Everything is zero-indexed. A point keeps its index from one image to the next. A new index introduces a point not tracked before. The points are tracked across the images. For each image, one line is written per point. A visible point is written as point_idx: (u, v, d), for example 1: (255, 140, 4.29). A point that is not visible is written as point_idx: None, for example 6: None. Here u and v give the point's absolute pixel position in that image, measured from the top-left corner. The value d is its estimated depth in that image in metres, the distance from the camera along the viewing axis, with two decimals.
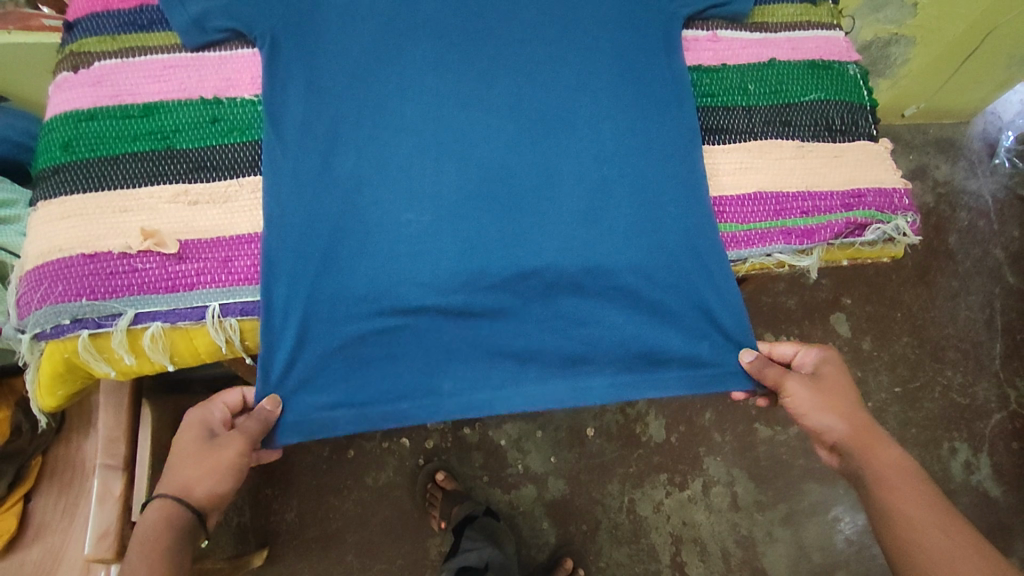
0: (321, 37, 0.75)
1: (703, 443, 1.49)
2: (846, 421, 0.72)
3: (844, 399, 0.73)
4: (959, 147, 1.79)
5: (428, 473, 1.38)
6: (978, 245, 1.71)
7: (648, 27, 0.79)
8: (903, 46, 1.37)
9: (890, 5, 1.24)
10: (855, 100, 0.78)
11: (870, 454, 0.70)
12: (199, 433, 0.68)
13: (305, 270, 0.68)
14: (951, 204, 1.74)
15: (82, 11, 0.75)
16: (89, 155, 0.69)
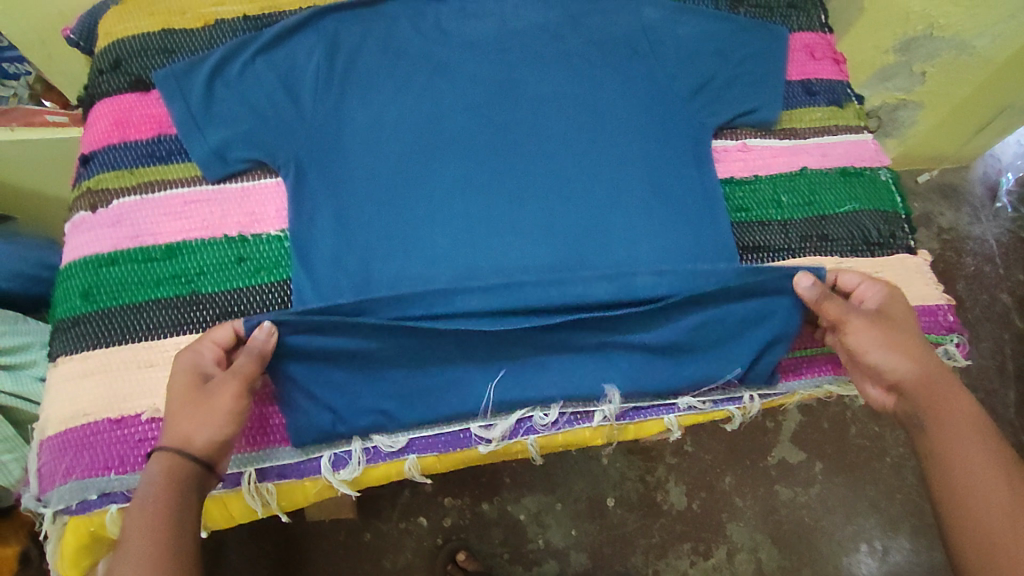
0: (347, 164, 0.73)
1: (726, 511, 1.36)
2: (898, 350, 0.64)
3: (915, 345, 0.65)
4: (961, 193, 1.75)
5: (448, 554, 1.25)
6: (987, 291, 1.66)
7: (675, 137, 0.78)
8: (911, 110, 1.38)
9: (897, 74, 1.25)
10: (890, 209, 0.77)
11: (931, 397, 0.63)
12: (190, 380, 0.58)
13: (334, 397, 0.62)
14: (958, 250, 1.70)
15: (98, 143, 0.73)
16: (110, 303, 0.66)
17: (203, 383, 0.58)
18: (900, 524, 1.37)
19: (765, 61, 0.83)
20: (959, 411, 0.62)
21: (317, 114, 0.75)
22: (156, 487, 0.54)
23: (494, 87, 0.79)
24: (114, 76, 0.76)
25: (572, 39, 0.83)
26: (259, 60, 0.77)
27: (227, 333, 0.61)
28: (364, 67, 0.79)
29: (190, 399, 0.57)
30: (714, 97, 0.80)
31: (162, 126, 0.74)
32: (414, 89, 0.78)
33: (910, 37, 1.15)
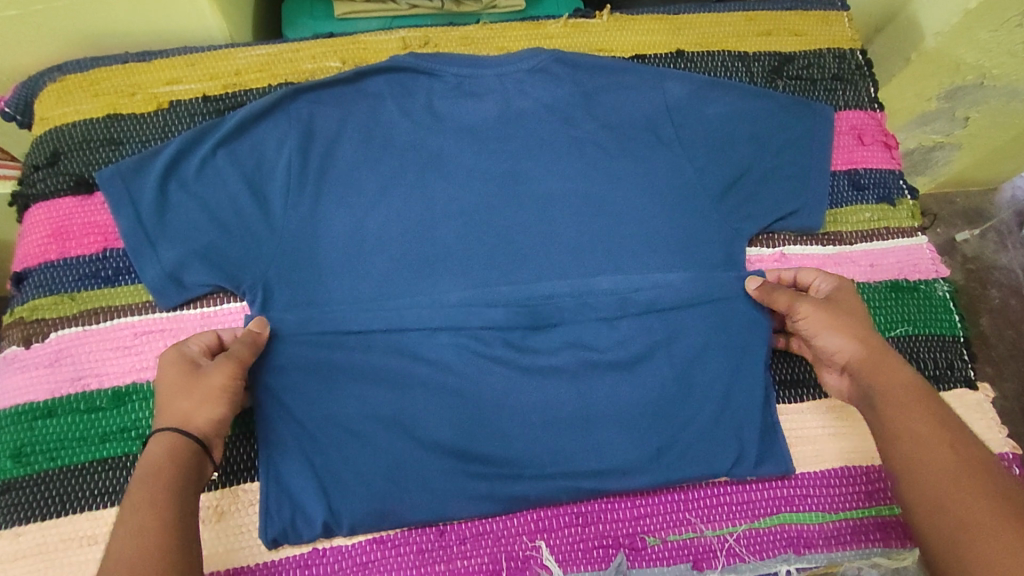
0: (324, 287, 0.63)
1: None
2: (840, 326, 0.59)
3: (864, 323, 0.60)
4: (997, 220, 1.23)
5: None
6: (1009, 323, 1.16)
7: (703, 244, 0.67)
8: (947, 151, 1.07)
9: (937, 118, 0.99)
10: (947, 333, 0.68)
11: (869, 367, 0.57)
12: (179, 370, 0.56)
13: (303, 489, 0.58)
14: (982, 281, 1.19)
15: (34, 259, 0.63)
16: (47, 465, 0.57)
17: (194, 368, 0.56)
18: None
19: (809, 147, 0.72)
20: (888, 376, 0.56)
21: (289, 225, 0.64)
22: (160, 465, 0.51)
23: (497, 184, 0.68)
24: (51, 174, 0.66)
25: (585, 123, 0.72)
26: (220, 153, 0.66)
27: (215, 335, 0.59)
28: (345, 163, 0.68)
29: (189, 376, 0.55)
30: (748, 195, 0.69)
31: (108, 237, 0.64)
32: (404, 189, 0.67)
33: (957, 85, 0.91)
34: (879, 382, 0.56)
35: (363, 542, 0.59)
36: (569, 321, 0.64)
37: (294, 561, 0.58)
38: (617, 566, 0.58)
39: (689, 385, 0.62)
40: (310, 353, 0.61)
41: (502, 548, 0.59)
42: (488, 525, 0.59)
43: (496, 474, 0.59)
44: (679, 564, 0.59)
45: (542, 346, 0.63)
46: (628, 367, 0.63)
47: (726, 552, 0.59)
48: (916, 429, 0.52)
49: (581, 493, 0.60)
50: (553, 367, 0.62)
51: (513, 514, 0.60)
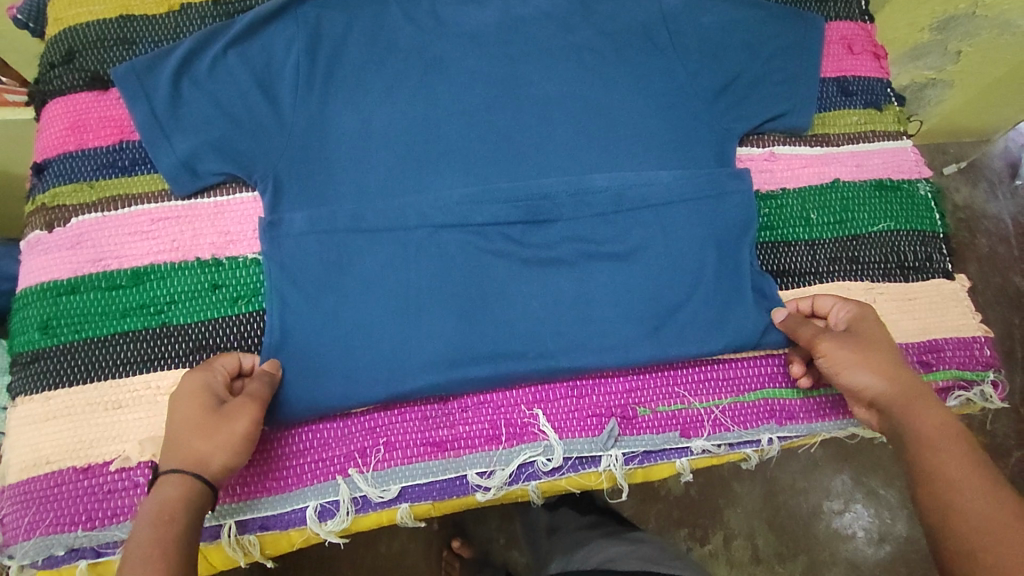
0: (331, 177, 0.66)
1: (722, 493, 0.98)
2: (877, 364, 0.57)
3: (887, 354, 0.58)
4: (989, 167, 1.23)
5: (441, 539, 0.91)
6: (997, 271, 1.18)
7: (697, 144, 0.70)
8: (939, 89, 1.07)
9: (931, 52, 1.00)
10: (927, 229, 0.71)
11: (906, 408, 0.55)
12: (202, 403, 0.54)
13: (314, 360, 0.61)
14: (972, 229, 1.21)
15: (54, 150, 0.66)
16: (73, 337, 0.60)
17: (215, 406, 0.54)
18: (876, 477, 1.00)
19: (800, 54, 0.74)
20: (925, 422, 0.54)
21: (299, 120, 0.67)
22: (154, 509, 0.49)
23: (497, 87, 0.71)
24: (66, 71, 0.68)
25: (583, 29, 0.74)
26: (231, 54, 0.68)
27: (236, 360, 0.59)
28: (351, 64, 0.70)
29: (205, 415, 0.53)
30: (739, 98, 0.72)
31: (124, 130, 0.66)
32: (408, 90, 0.70)
33: (948, 15, 0.92)
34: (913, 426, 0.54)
35: (370, 410, 0.62)
36: (567, 212, 0.66)
37: (304, 426, 0.61)
38: (610, 432, 0.62)
39: (678, 272, 0.65)
40: (314, 245, 0.63)
41: (502, 416, 0.62)
42: (488, 395, 0.63)
43: (498, 349, 0.62)
44: (668, 432, 0.63)
45: (541, 235, 0.66)
46: (623, 255, 0.66)
47: (713, 422, 0.63)
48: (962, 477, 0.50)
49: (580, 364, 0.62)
50: (553, 257, 0.65)
51: (514, 386, 0.63)
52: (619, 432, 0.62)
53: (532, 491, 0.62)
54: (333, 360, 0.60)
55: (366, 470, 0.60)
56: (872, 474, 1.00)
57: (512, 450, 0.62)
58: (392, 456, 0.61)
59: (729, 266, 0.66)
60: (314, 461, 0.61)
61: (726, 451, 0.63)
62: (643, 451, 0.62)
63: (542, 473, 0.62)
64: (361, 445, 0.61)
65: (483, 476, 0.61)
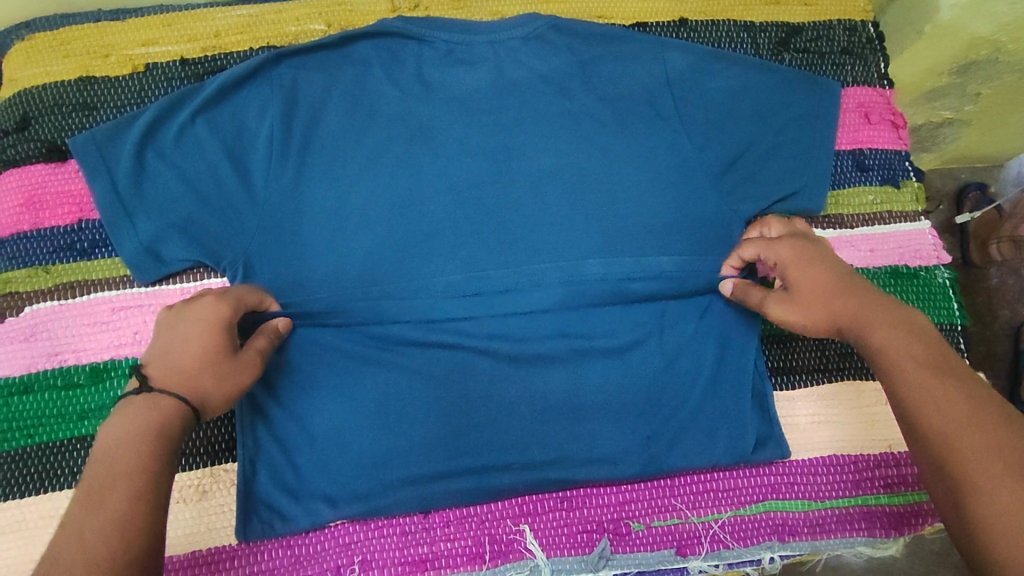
0: (308, 263, 0.61)
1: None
2: (818, 313, 0.53)
3: (808, 288, 0.54)
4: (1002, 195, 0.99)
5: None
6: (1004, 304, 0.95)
7: (702, 227, 0.65)
8: (956, 128, 0.88)
9: (950, 94, 0.81)
10: (944, 322, 0.67)
11: (864, 330, 0.51)
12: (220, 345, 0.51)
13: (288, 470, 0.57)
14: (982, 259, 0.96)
15: (5, 230, 0.61)
16: (25, 441, 0.56)
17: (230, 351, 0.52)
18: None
19: (814, 125, 0.69)
20: (900, 349, 0.48)
21: (272, 198, 0.61)
22: (139, 454, 0.43)
23: (488, 160, 0.66)
24: (21, 140, 0.63)
25: (582, 95, 0.68)
26: (199, 121, 0.63)
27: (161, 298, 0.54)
28: (329, 134, 0.65)
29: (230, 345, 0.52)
30: (746, 177, 0.67)
31: (83, 208, 0.61)
32: (391, 163, 0.65)
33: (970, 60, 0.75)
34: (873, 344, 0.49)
35: (347, 524, 0.58)
36: (559, 300, 0.62)
37: (275, 542, 0.58)
38: (600, 551, 0.59)
39: (678, 370, 0.61)
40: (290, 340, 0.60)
41: (487, 531, 0.59)
42: (472, 508, 0.59)
43: (483, 457, 0.58)
44: (662, 550, 0.59)
45: (531, 329, 0.61)
46: (618, 352, 0.61)
47: (711, 539, 0.60)
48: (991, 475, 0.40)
49: (570, 472, 0.59)
50: (542, 352, 0.61)
51: (500, 499, 0.59)
52: (610, 550, 0.59)
53: None
54: (307, 472, 0.57)
55: None
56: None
57: (496, 570, 0.58)
58: None
59: (733, 365, 0.62)
60: None
61: (724, 570, 0.60)
62: (636, 570, 0.59)
63: None
64: (335, 563, 0.57)
65: None
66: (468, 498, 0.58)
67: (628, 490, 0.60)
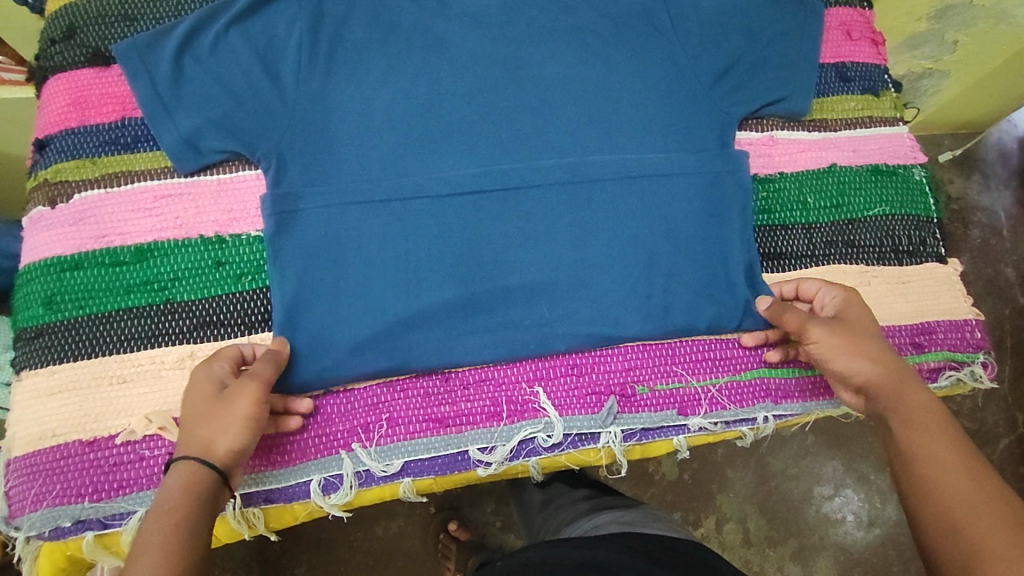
0: (335, 155, 0.65)
1: (716, 478, 1.00)
2: (864, 349, 0.58)
3: (866, 334, 0.59)
4: (980, 157, 1.13)
5: (440, 524, 0.94)
6: (989, 264, 1.09)
7: (699, 126, 0.70)
8: (937, 78, 0.98)
9: (928, 41, 0.90)
10: (921, 214, 0.73)
11: (895, 397, 0.56)
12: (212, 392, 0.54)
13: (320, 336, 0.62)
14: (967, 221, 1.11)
15: (54, 126, 0.66)
16: (77, 312, 0.60)
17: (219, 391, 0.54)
18: (867, 462, 1.03)
19: (800, 39, 0.74)
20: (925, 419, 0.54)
21: (300, 96, 0.66)
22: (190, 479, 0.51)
23: (500, 67, 0.71)
24: (67, 47, 0.67)
25: (585, 12, 0.73)
26: (233, 31, 0.67)
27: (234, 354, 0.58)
28: (353, 42, 0.69)
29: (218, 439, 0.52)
30: (738, 83, 0.72)
31: (125, 108, 0.66)
32: (411, 70, 0.69)
33: (946, 5, 0.83)
34: (904, 411, 0.55)
35: (374, 386, 0.63)
36: (570, 186, 0.67)
37: (308, 401, 0.62)
38: (608, 410, 0.64)
39: (677, 252, 0.66)
40: (317, 223, 0.63)
41: (504, 393, 0.64)
42: (490, 372, 0.64)
43: (499, 323, 0.64)
44: (665, 410, 0.65)
45: (543, 214, 0.66)
46: (623, 234, 0.66)
47: (709, 400, 0.65)
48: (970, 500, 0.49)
49: (579, 340, 0.64)
50: (553, 234, 0.66)
51: (515, 363, 0.64)
52: (617, 410, 0.64)
53: (532, 467, 0.64)
54: (336, 334, 0.62)
55: (369, 445, 0.61)
56: (863, 460, 1.03)
57: (513, 427, 0.63)
58: (394, 431, 0.62)
59: (724, 248, 0.68)
60: (315, 437, 0.61)
61: (721, 429, 0.66)
62: (641, 428, 0.64)
63: (542, 450, 0.63)
64: (364, 420, 0.62)
65: (485, 451, 0.62)
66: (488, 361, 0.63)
67: (634, 358, 0.66)
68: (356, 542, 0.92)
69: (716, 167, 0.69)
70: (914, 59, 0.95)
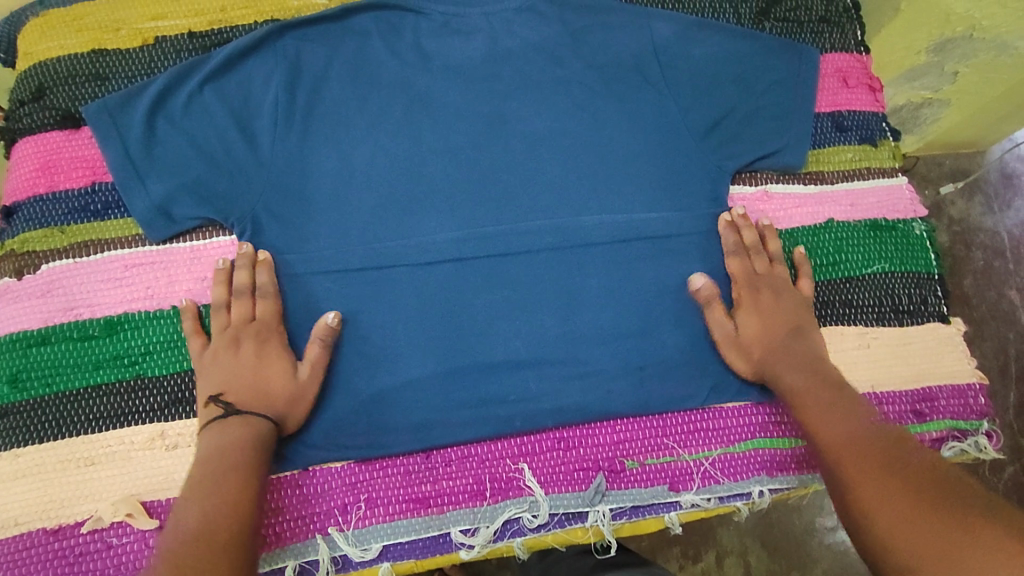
0: (312, 220, 0.63)
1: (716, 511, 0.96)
2: (773, 327, 0.63)
3: (783, 308, 0.64)
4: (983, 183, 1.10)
5: None
6: (992, 291, 1.06)
7: (689, 183, 0.68)
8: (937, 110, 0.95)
9: (926, 73, 0.87)
10: (922, 271, 0.70)
11: (775, 372, 0.61)
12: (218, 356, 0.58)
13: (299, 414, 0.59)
14: (967, 245, 1.08)
15: (23, 193, 0.63)
16: (43, 391, 0.58)
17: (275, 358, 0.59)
18: None
19: (795, 87, 0.72)
20: (801, 391, 0.58)
21: (276, 158, 0.64)
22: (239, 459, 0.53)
23: (483, 122, 0.68)
24: (37, 109, 0.65)
25: (571, 62, 0.71)
26: (207, 90, 0.65)
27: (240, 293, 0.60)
28: (331, 99, 0.67)
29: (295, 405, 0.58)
30: (730, 135, 0.70)
31: (95, 171, 0.64)
32: (391, 127, 0.67)
33: (946, 38, 0.81)
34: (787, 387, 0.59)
35: (351, 464, 0.60)
36: (557, 246, 0.65)
37: (284, 482, 0.59)
38: (596, 487, 0.61)
39: (667, 319, 0.64)
40: (291, 294, 0.62)
41: (488, 470, 0.61)
42: (474, 448, 0.61)
43: (483, 397, 0.61)
44: (656, 486, 0.62)
45: (528, 279, 0.64)
46: (611, 299, 0.64)
47: (701, 474, 0.63)
48: (890, 509, 0.45)
49: (565, 413, 0.62)
50: (538, 298, 0.63)
51: (500, 438, 0.62)
52: (606, 487, 0.62)
53: (518, 548, 0.61)
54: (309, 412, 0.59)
55: (347, 528, 0.59)
56: None
57: (497, 506, 0.61)
58: (373, 513, 0.59)
59: None
60: (292, 520, 0.59)
61: (715, 504, 0.63)
62: (632, 504, 0.62)
63: (528, 530, 0.61)
64: (342, 501, 0.59)
65: (467, 533, 0.60)
66: (471, 438, 0.61)
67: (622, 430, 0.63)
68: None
69: (708, 226, 0.67)
70: (914, 91, 0.92)
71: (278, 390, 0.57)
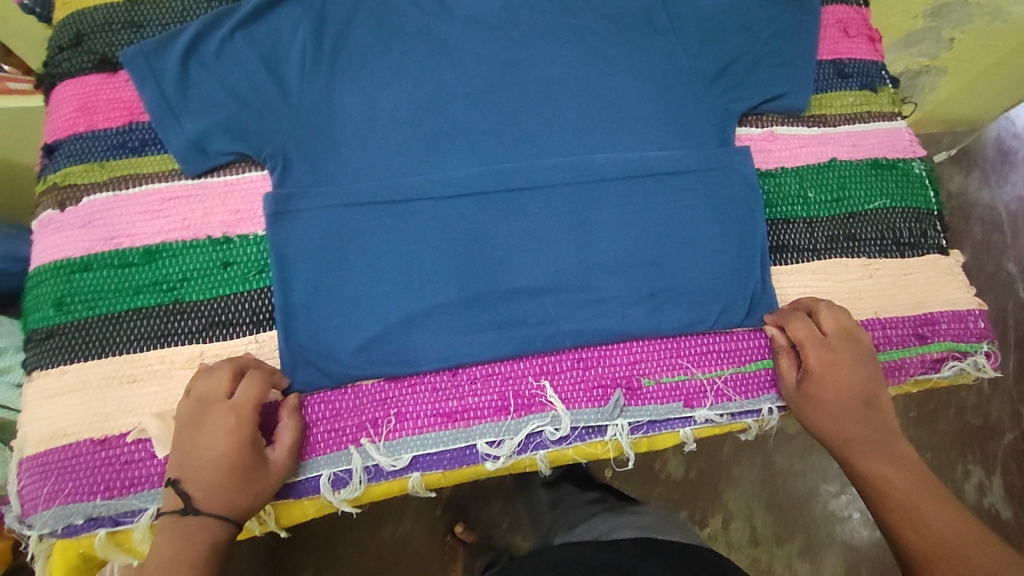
0: (340, 156, 0.66)
1: (721, 475, 1.00)
2: (847, 404, 0.61)
3: (855, 380, 0.62)
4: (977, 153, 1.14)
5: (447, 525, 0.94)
6: (989, 256, 1.10)
7: (699, 125, 0.71)
8: (935, 76, 0.99)
9: (925, 38, 0.90)
10: (922, 207, 0.73)
11: (859, 459, 0.61)
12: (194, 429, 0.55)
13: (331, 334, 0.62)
14: (964, 212, 1.11)
15: (63, 131, 0.66)
16: (86, 314, 0.61)
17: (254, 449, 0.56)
18: None
19: (798, 36, 0.75)
20: (884, 482, 0.59)
21: (305, 98, 0.67)
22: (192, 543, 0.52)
23: (501, 68, 0.71)
24: (74, 54, 0.69)
25: (584, 14, 0.74)
26: (237, 36, 0.67)
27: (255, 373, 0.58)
28: (357, 45, 0.70)
29: (240, 499, 0.55)
30: (737, 80, 0.73)
31: (132, 112, 0.67)
32: (414, 71, 0.70)
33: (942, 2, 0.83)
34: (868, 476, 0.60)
35: (381, 382, 0.63)
36: (574, 180, 0.68)
37: (318, 398, 0.62)
38: (615, 403, 0.64)
39: (680, 249, 0.67)
40: (320, 224, 0.64)
41: (511, 387, 0.64)
42: (497, 367, 0.64)
43: (504, 320, 0.65)
44: (671, 402, 0.65)
45: (547, 211, 0.67)
46: (626, 230, 0.67)
47: (714, 392, 0.66)
48: None
49: (583, 335, 0.65)
50: (556, 230, 0.67)
51: (522, 358, 0.65)
52: (624, 403, 0.65)
53: (540, 460, 0.64)
54: (341, 332, 0.62)
55: (378, 440, 0.62)
56: None
57: (521, 420, 0.63)
58: (403, 426, 0.62)
59: (726, 243, 0.68)
60: (326, 431, 0.62)
61: (727, 420, 0.66)
62: (648, 420, 0.65)
63: (550, 442, 0.64)
64: (372, 415, 0.62)
65: (492, 445, 0.63)
66: (495, 357, 0.64)
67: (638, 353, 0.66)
68: (363, 540, 0.92)
69: (718, 163, 0.70)
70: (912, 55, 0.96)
71: (235, 486, 0.54)
